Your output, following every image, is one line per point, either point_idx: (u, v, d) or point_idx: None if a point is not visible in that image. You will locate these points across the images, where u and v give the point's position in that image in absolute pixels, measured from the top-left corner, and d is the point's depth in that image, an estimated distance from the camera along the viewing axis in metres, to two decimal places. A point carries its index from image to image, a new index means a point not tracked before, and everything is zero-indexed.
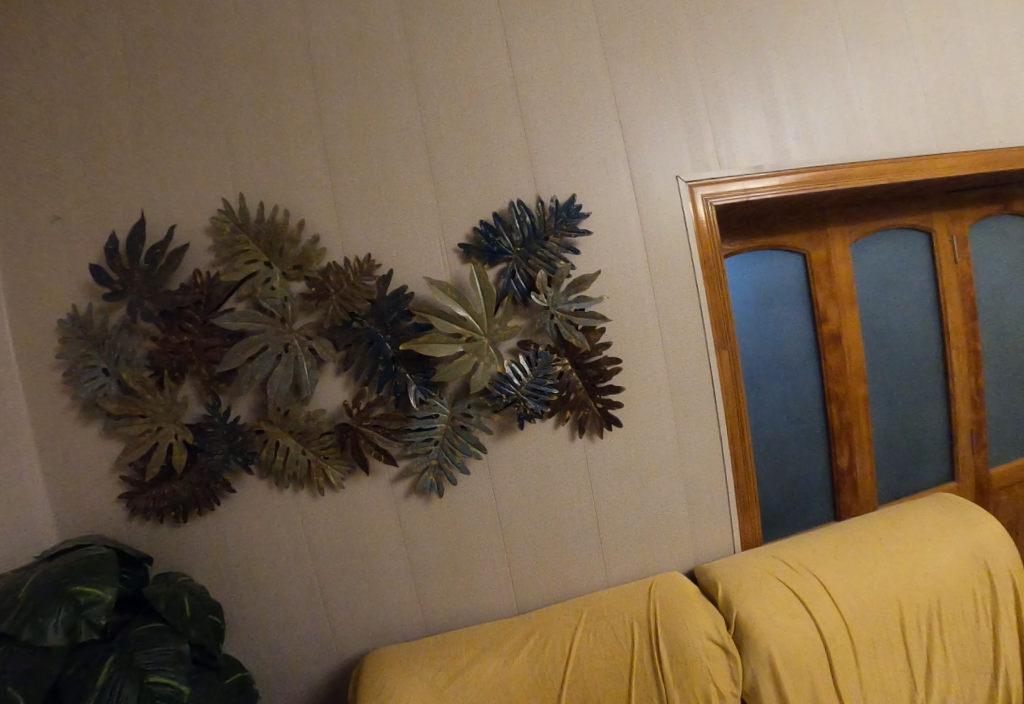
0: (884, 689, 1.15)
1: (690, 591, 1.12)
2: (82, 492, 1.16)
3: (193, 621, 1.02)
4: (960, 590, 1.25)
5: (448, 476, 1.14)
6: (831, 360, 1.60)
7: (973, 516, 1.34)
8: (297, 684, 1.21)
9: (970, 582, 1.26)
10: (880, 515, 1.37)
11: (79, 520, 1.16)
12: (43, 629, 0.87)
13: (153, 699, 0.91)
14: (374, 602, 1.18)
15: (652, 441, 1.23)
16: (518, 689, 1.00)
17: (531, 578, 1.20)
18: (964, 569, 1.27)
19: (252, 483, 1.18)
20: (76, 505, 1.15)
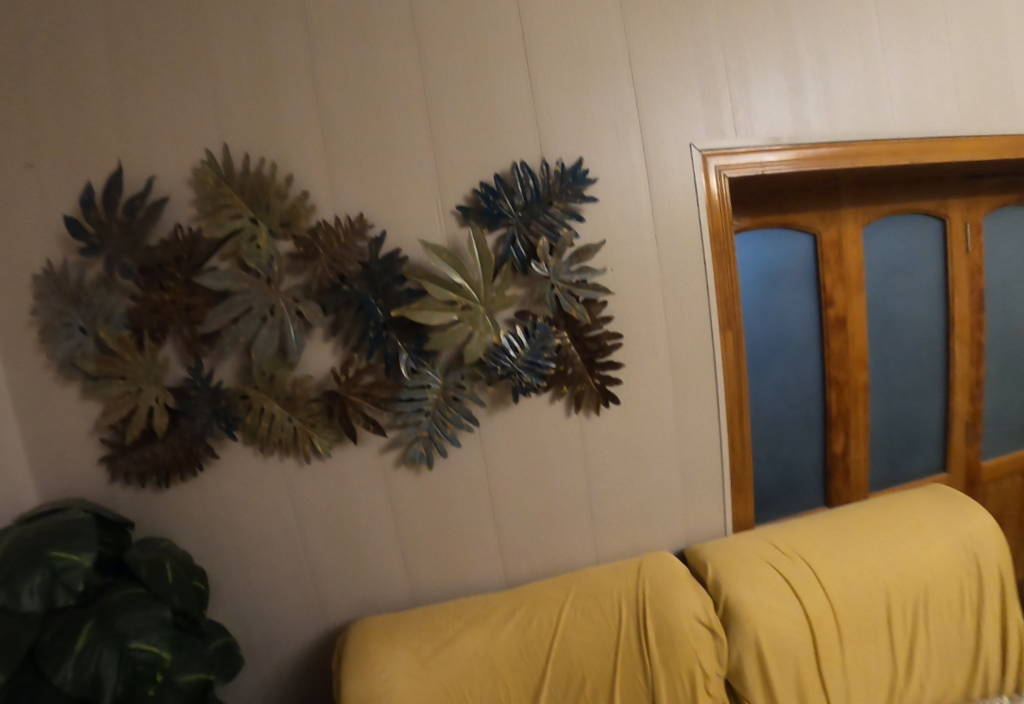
0: (869, 672, 1.15)
1: (680, 571, 1.09)
2: (63, 453, 1.12)
3: (175, 587, 1.00)
4: (952, 579, 1.24)
5: (438, 448, 1.10)
6: (835, 344, 1.56)
7: (967, 509, 1.32)
8: (282, 649, 1.20)
9: (959, 575, 1.25)
10: (871, 504, 1.36)
11: (60, 482, 1.12)
12: (19, 594, 0.87)
13: (133, 665, 0.89)
14: (360, 572, 1.16)
15: (651, 420, 1.19)
16: (505, 664, 0.98)
17: (521, 553, 1.18)
18: (957, 559, 1.26)
19: (236, 449, 1.13)
20: (57, 467, 1.12)
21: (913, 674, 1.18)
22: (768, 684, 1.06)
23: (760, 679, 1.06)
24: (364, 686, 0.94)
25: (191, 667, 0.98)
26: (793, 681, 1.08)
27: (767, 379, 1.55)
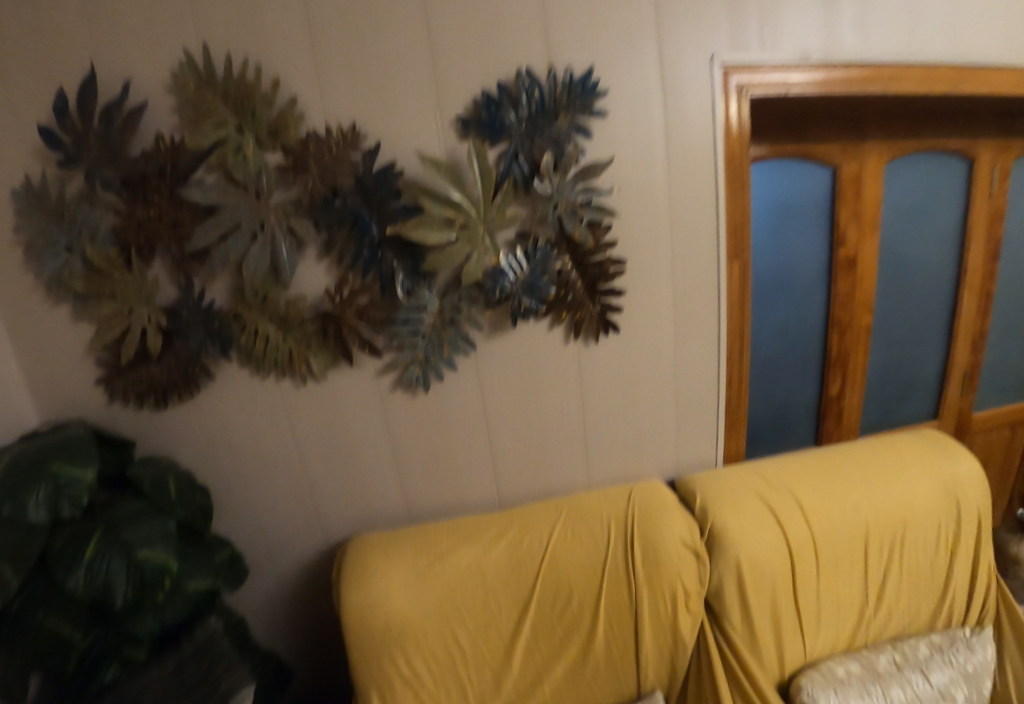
0: (841, 597, 1.21)
1: (667, 498, 1.12)
2: (61, 374, 1.11)
3: (179, 502, 1.04)
4: (933, 517, 1.28)
5: (434, 370, 1.09)
6: (843, 285, 1.52)
7: (954, 455, 1.34)
8: (286, 562, 1.25)
9: (939, 515, 1.28)
10: (860, 445, 1.38)
11: (61, 401, 1.12)
12: (24, 506, 0.88)
13: (142, 573, 0.90)
14: (358, 492, 1.19)
15: (651, 352, 1.18)
16: (497, 577, 1.02)
17: (515, 478, 1.21)
18: (941, 499, 1.29)
19: (232, 372, 1.12)
20: (56, 387, 1.11)
21: (883, 600, 1.25)
22: (747, 611, 1.06)
23: (740, 611, 1.06)
24: (362, 594, 0.98)
25: (197, 574, 1.04)
26: (767, 603, 1.09)
27: (767, 317, 1.54)
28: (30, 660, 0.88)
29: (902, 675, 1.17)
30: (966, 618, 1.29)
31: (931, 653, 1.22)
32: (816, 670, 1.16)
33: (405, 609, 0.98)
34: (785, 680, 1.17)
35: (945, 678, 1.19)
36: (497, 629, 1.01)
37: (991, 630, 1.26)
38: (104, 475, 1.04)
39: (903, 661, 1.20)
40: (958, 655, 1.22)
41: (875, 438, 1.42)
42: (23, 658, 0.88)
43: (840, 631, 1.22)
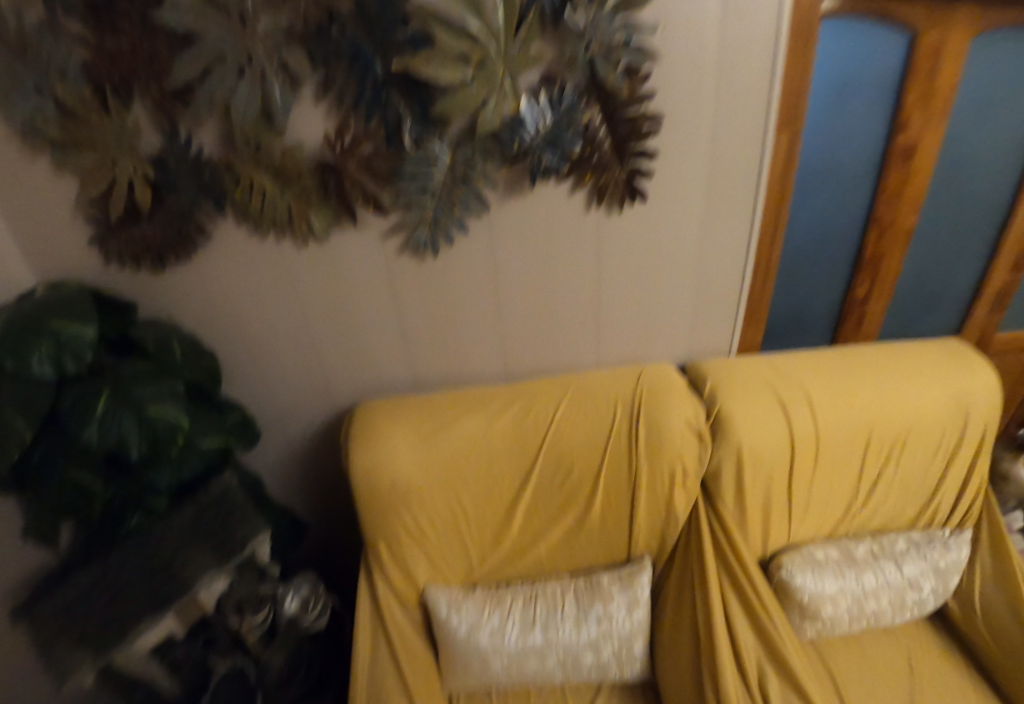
0: (830, 493, 1.21)
1: (676, 382, 1.11)
2: (46, 234, 1.01)
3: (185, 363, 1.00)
4: (943, 426, 1.23)
5: (444, 234, 1.02)
6: (894, 178, 1.29)
7: (973, 366, 1.26)
8: (296, 427, 1.29)
9: (944, 423, 1.22)
10: (876, 350, 1.31)
11: (51, 263, 1.04)
12: (28, 361, 0.82)
13: (155, 428, 0.87)
14: (365, 360, 1.20)
15: (677, 232, 1.10)
16: (499, 445, 1.04)
17: (522, 352, 1.22)
18: (955, 411, 1.22)
19: (230, 232, 1.03)
20: (43, 248, 1.02)
21: (871, 499, 1.25)
22: (742, 491, 1.08)
23: (734, 487, 1.08)
24: (368, 455, 1.01)
25: (213, 433, 1.01)
26: (762, 491, 1.10)
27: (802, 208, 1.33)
28: (58, 507, 0.88)
29: (876, 564, 1.23)
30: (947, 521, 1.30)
31: (907, 549, 1.26)
32: (797, 552, 1.21)
33: (412, 471, 1.01)
34: (765, 556, 1.23)
35: (916, 570, 1.23)
36: (498, 494, 1.05)
37: (969, 535, 1.27)
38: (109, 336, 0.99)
39: (879, 551, 1.25)
40: (933, 550, 1.25)
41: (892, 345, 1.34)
42: (53, 507, 0.88)
43: (826, 521, 1.24)
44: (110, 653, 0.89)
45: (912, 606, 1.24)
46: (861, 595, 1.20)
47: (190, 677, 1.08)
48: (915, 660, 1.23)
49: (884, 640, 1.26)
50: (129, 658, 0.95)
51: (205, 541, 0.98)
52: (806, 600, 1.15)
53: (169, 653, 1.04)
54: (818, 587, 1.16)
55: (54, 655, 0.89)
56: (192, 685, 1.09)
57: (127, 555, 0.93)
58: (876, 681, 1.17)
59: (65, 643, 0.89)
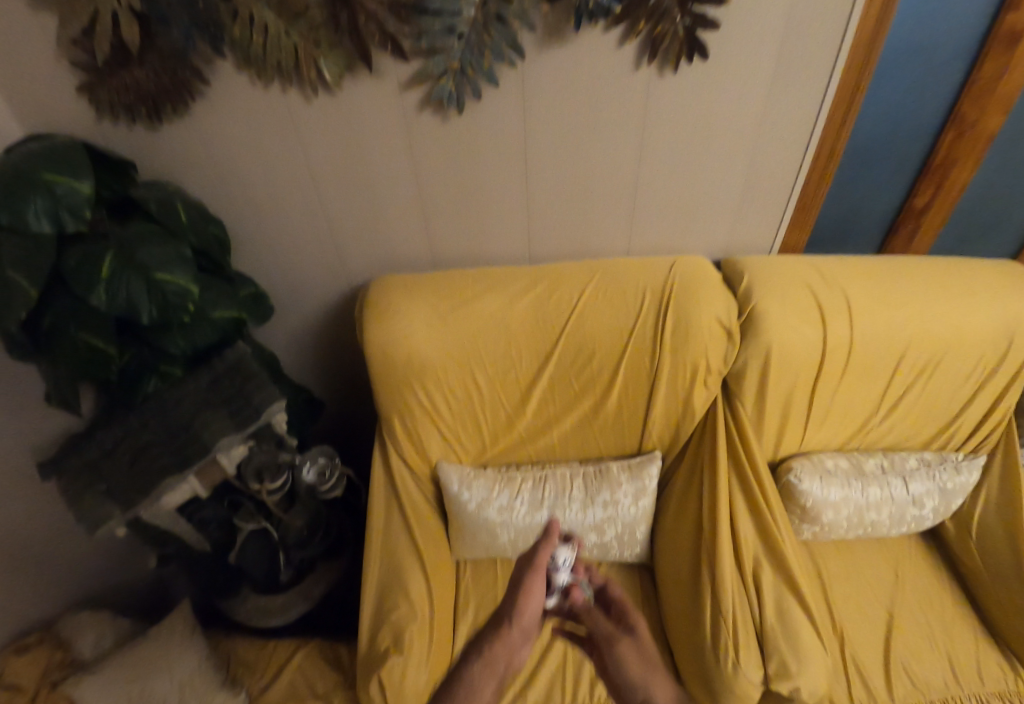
0: (845, 406, 1.10)
1: (710, 277, 1.05)
2: (29, 79, 0.91)
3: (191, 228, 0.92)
4: (991, 343, 1.04)
5: (470, 88, 0.91)
6: (988, 69, 0.98)
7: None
8: (310, 304, 1.26)
9: (986, 344, 1.04)
10: (931, 259, 1.12)
11: (41, 115, 0.95)
12: (21, 214, 0.74)
13: (165, 294, 0.83)
14: (380, 235, 1.14)
15: (733, 105, 0.97)
16: (521, 326, 1.02)
17: (547, 234, 1.15)
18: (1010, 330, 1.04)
19: (230, 78, 0.92)
20: (28, 96, 0.93)
21: (891, 417, 1.12)
22: (763, 393, 1.05)
23: (754, 389, 1.05)
24: (385, 330, 1.00)
25: (225, 302, 0.98)
26: (781, 399, 1.06)
27: (871, 98, 1.03)
28: (77, 372, 0.86)
29: (885, 478, 1.11)
30: (960, 444, 1.16)
31: (917, 467, 1.13)
32: (807, 458, 1.13)
33: (427, 347, 1.00)
34: (774, 459, 1.15)
35: (920, 489, 1.11)
36: (515, 376, 1.05)
37: (984, 461, 1.13)
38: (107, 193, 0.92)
39: (887, 466, 1.13)
40: (942, 473, 1.11)
41: (944, 259, 1.13)
42: (68, 370, 0.85)
43: (836, 433, 1.14)
44: (136, 507, 0.89)
45: (911, 523, 1.14)
46: (863, 506, 1.10)
47: (217, 535, 1.12)
48: (901, 574, 1.16)
49: (872, 549, 1.19)
50: (154, 513, 0.95)
51: (222, 405, 0.96)
52: (809, 504, 1.08)
53: (196, 514, 1.09)
54: (824, 494, 1.09)
55: (84, 510, 0.89)
56: (217, 542, 1.13)
57: (147, 415, 0.95)
58: (860, 586, 1.14)
59: (95, 498, 0.90)
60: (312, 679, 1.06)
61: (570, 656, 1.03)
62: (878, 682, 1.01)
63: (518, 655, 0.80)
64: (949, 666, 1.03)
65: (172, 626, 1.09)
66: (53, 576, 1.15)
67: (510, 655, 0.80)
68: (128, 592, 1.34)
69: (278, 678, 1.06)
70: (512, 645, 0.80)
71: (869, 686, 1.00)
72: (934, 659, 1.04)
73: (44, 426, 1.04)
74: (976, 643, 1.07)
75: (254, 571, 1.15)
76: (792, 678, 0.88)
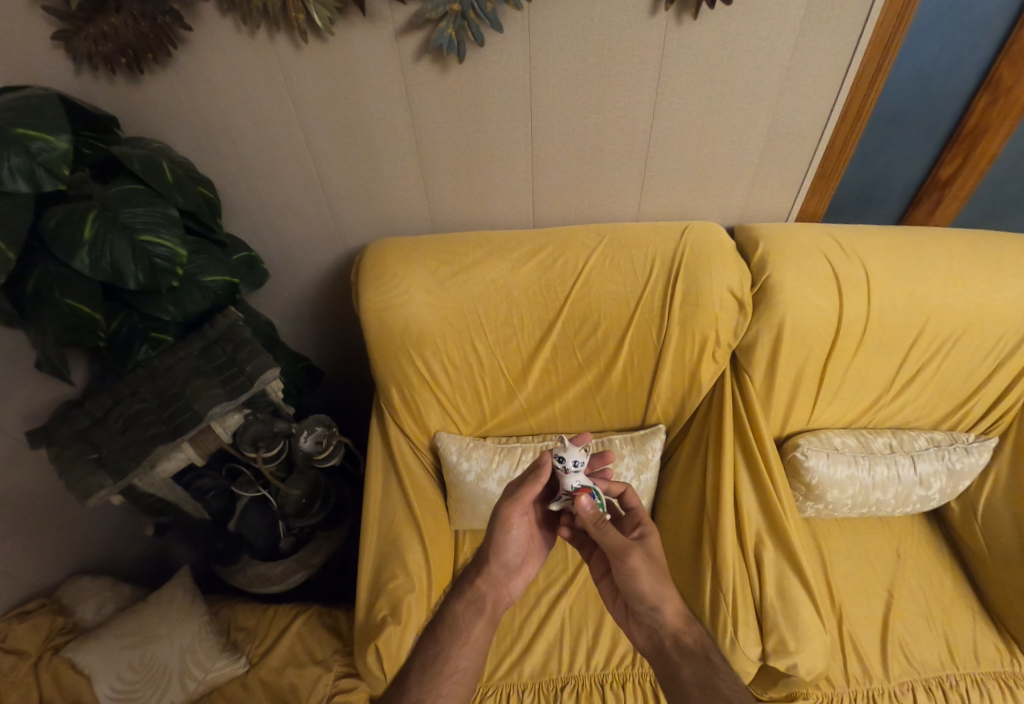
0: (858, 382, 1.06)
1: (724, 244, 1.00)
2: None
3: (178, 188, 0.85)
4: (1011, 321, 1.00)
5: (472, 33, 0.84)
6: None
7: None
8: (306, 268, 1.22)
9: (1013, 321, 1.00)
10: (966, 233, 1.04)
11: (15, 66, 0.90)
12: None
13: (151, 259, 0.79)
14: (378, 195, 1.08)
15: (754, 56, 0.90)
16: (523, 293, 0.98)
17: (552, 196, 1.10)
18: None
19: (214, 23, 0.86)
20: None
21: (899, 396, 1.08)
22: (773, 370, 1.01)
23: (764, 363, 1.01)
24: (382, 296, 0.96)
25: (216, 269, 0.93)
26: (791, 374, 1.02)
27: (900, 56, 0.93)
28: (63, 339, 0.82)
29: (892, 457, 1.08)
30: (972, 426, 1.12)
31: (926, 446, 1.10)
32: (815, 435, 1.10)
33: (425, 313, 0.97)
34: (780, 436, 1.12)
35: (929, 469, 1.08)
36: (517, 346, 1.02)
37: (994, 442, 1.10)
38: (90, 148, 0.87)
39: (896, 445, 1.10)
40: (952, 454, 1.08)
41: (976, 232, 1.06)
42: (55, 338, 0.81)
43: (844, 411, 1.10)
44: (129, 476, 0.86)
45: (916, 503, 1.11)
46: (869, 486, 1.08)
47: (217, 503, 1.11)
48: (903, 553, 1.15)
49: (876, 529, 1.18)
50: (150, 481, 0.93)
51: (215, 374, 0.93)
52: (814, 481, 1.06)
53: (195, 482, 1.09)
54: (830, 471, 1.06)
55: (74, 479, 0.86)
56: (218, 511, 1.12)
57: (138, 383, 0.93)
58: (860, 563, 1.13)
59: (86, 465, 0.87)
60: (310, 645, 1.06)
61: (566, 627, 1.03)
62: (874, 659, 1.01)
63: (507, 591, 0.79)
64: (945, 646, 1.03)
65: (171, 596, 1.09)
66: (57, 542, 1.16)
67: (498, 589, 0.79)
68: (128, 555, 1.35)
69: (277, 644, 1.07)
70: (498, 580, 0.79)
71: (864, 663, 1.00)
72: (930, 638, 1.04)
73: (35, 391, 1.02)
74: (976, 626, 1.06)
75: (253, 536, 1.14)
76: (790, 655, 0.88)
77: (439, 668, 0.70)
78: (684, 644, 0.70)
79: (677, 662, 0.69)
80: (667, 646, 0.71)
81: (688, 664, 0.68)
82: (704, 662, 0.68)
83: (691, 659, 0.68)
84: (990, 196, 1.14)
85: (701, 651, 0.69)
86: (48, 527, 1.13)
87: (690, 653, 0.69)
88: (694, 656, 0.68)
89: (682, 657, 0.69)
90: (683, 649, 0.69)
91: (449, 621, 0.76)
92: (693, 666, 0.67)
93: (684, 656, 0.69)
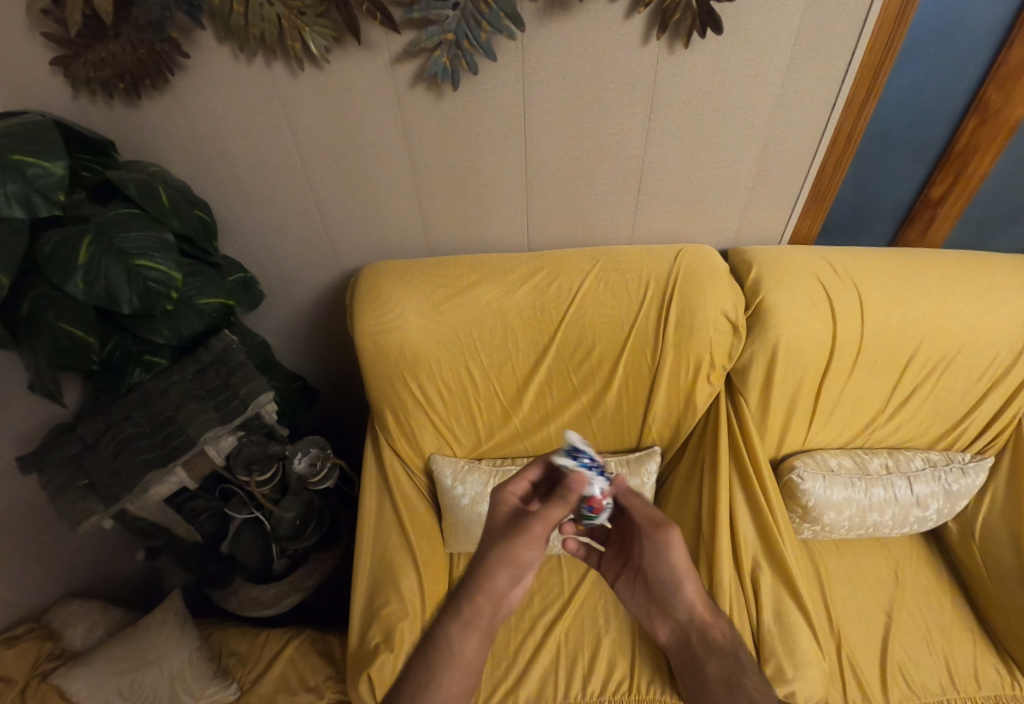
0: (854, 404, 1.06)
1: (718, 267, 1.00)
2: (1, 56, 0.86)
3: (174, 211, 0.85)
4: (1002, 341, 1.00)
5: (465, 61, 0.85)
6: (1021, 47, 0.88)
7: None
8: (300, 288, 1.22)
9: (1006, 341, 1.00)
10: (958, 254, 1.04)
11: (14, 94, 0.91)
12: None
13: (146, 283, 0.79)
14: (372, 215, 1.09)
15: (742, 83, 0.91)
16: (517, 316, 0.98)
17: (545, 218, 1.10)
18: None
19: (211, 51, 0.87)
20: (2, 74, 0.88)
21: (894, 417, 1.08)
22: (767, 390, 1.01)
23: (759, 384, 1.01)
24: (377, 319, 0.96)
25: (211, 291, 0.93)
26: (787, 395, 1.02)
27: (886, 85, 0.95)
28: (57, 363, 0.82)
29: (889, 478, 1.08)
30: (968, 446, 1.12)
31: (923, 467, 1.09)
32: (810, 456, 1.09)
33: (419, 335, 0.97)
34: (775, 457, 1.12)
35: (925, 490, 1.07)
36: (511, 369, 1.02)
37: (990, 462, 1.09)
38: (87, 171, 0.87)
39: (893, 466, 1.10)
40: (948, 474, 1.08)
41: (967, 252, 1.06)
42: (49, 362, 0.81)
43: (839, 432, 1.10)
44: (120, 502, 0.85)
45: (914, 524, 1.10)
46: (866, 507, 1.07)
47: (209, 525, 1.11)
48: (901, 575, 1.14)
49: (873, 551, 1.17)
50: (142, 505, 0.92)
51: (208, 397, 0.92)
52: (810, 504, 1.05)
53: (188, 504, 1.08)
54: (827, 493, 1.05)
55: (66, 505, 0.86)
56: (210, 532, 1.12)
57: (131, 407, 0.93)
58: (857, 585, 1.12)
59: (77, 492, 0.87)
60: (301, 671, 1.05)
61: (562, 652, 1.02)
62: (874, 683, 0.99)
63: (505, 603, 0.76)
64: (946, 671, 1.02)
65: (162, 620, 1.07)
66: (48, 566, 1.15)
67: (496, 604, 0.76)
68: (120, 577, 1.33)
69: (269, 669, 1.05)
70: (497, 595, 0.75)
71: (865, 689, 0.98)
72: (931, 662, 1.03)
73: (28, 415, 1.02)
74: (976, 650, 1.05)
75: (246, 560, 1.13)
76: (788, 682, 0.86)
77: (430, 692, 0.71)
78: (709, 639, 0.82)
79: (703, 653, 0.81)
80: (693, 639, 0.83)
81: (714, 659, 0.80)
82: (731, 659, 0.80)
83: (716, 654, 0.81)
84: (982, 216, 1.15)
85: (729, 648, 0.81)
86: (36, 551, 1.12)
87: (714, 647, 0.81)
88: (721, 653, 0.80)
89: (707, 652, 0.81)
90: (708, 644, 0.82)
91: (443, 645, 0.74)
92: (718, 661, 0.80)
93: (709, 651, 0.81)
